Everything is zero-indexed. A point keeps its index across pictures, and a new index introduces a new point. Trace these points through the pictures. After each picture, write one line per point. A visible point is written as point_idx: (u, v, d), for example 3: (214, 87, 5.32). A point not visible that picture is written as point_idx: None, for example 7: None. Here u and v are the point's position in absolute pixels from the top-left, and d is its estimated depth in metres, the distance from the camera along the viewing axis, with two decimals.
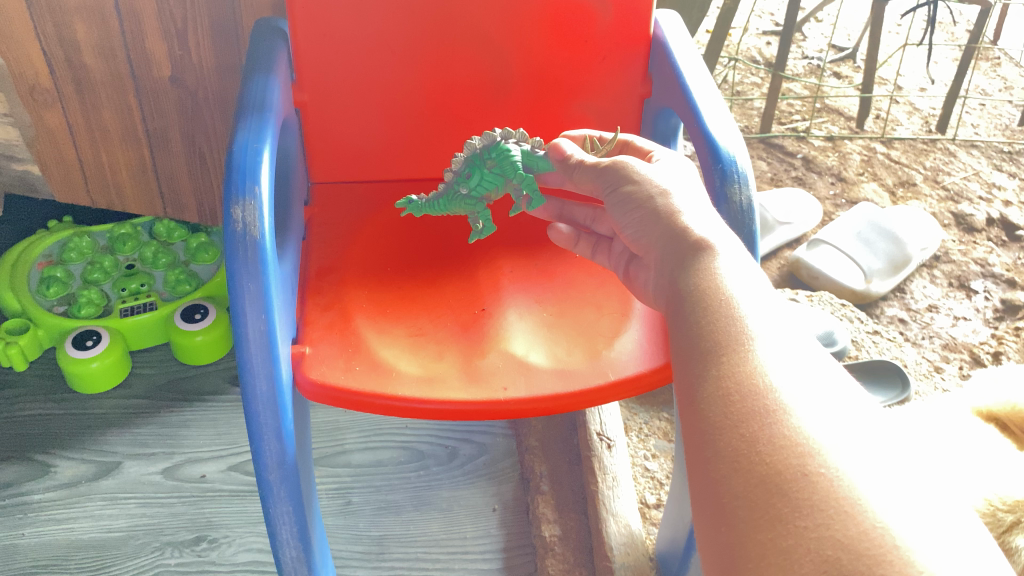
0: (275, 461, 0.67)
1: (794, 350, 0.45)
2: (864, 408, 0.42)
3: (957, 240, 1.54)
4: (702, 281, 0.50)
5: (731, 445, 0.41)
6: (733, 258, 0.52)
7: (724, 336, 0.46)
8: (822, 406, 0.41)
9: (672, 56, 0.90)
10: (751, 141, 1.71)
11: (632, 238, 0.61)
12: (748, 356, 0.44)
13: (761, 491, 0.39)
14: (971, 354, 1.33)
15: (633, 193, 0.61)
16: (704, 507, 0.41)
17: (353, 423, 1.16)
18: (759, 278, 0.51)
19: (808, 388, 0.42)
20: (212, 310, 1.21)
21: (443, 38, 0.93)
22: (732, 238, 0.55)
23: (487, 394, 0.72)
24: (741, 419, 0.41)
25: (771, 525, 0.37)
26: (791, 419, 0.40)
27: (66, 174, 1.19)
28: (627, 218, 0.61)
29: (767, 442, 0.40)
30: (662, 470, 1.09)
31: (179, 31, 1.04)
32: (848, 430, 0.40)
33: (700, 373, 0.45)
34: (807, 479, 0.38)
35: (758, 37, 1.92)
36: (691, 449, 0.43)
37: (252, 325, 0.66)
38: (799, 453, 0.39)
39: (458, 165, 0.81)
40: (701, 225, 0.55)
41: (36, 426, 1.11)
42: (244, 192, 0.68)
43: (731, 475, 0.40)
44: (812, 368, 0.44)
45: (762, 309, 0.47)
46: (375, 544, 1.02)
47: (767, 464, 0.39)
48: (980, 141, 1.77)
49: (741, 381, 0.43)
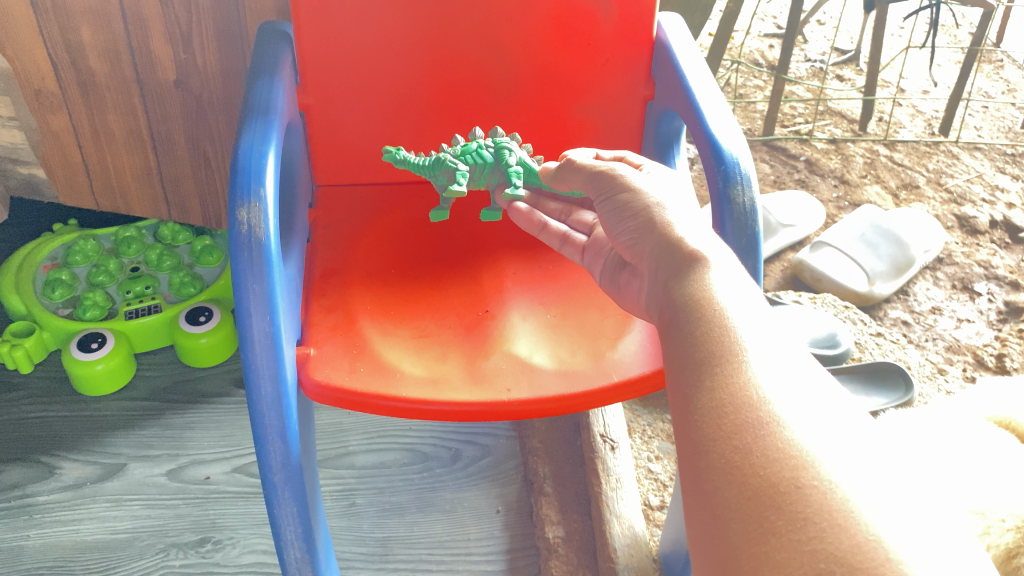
0: (279, 463, 0.67)
1: (787, 362, 0.45)
2: (856, 418, 0.43)
3: (960, 243, 1.53)
4: (697, 292, 0.51)
5: (725, 456, 0.41)
6: (725, 270, 0.52)
7: (718, 347, 0.46)
8: (816, 417, 0.41)
9: (675, 58, 0.90)
10: (754, 144, 1.71)
11: (627, 246, 0.60)
12: (742, 367, 0.44)
13: (754, 504, 0.39)
14: (974, 356, 1.33)
15: (629, 201, 0.60)
16: (698, 520, 0.41)
17: (357, 425, 1.16)
18: (752, 289, 0.51)
19: (801, 399, 0.43)
20: (216, 312, 1.21)
21: (447, 42, 0.93)
22: (726, 251, 0.55)
23: (490, 395, 0.72)
24: (734, 431, 0.41)
25: (765, 538, 0.37)
26: (785, 430, 0.41)
27: (72, 178, 1.20)
28: (623, 225, 0.61)
29: (760, 454, 0.40)
30: (666, 472, 1.09)
31: (184, 35, 1.04)
32: (841, 442, 0.40)
33: (694, 384, 0.45)
34: (801, 491, 0.38)
35: (761, 39, 1.92)
36: (685, 460, 0.43)
37: (257, 326, 0.67)
38: (793, 465, 0.39)
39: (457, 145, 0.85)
40: (695, 237, 0.56)
41: (41, 428, 1.12)
42: (249, 194, 0.68)
43: (725, 487, 0.40)
44: (804, 380, 0.44)
45: (754, 320, 0.48)
46: (379, 546, 1.02)
47: (762, 476, 0.39)
48: (983, 143, 1.77)
49: (735, 394, 0.43)
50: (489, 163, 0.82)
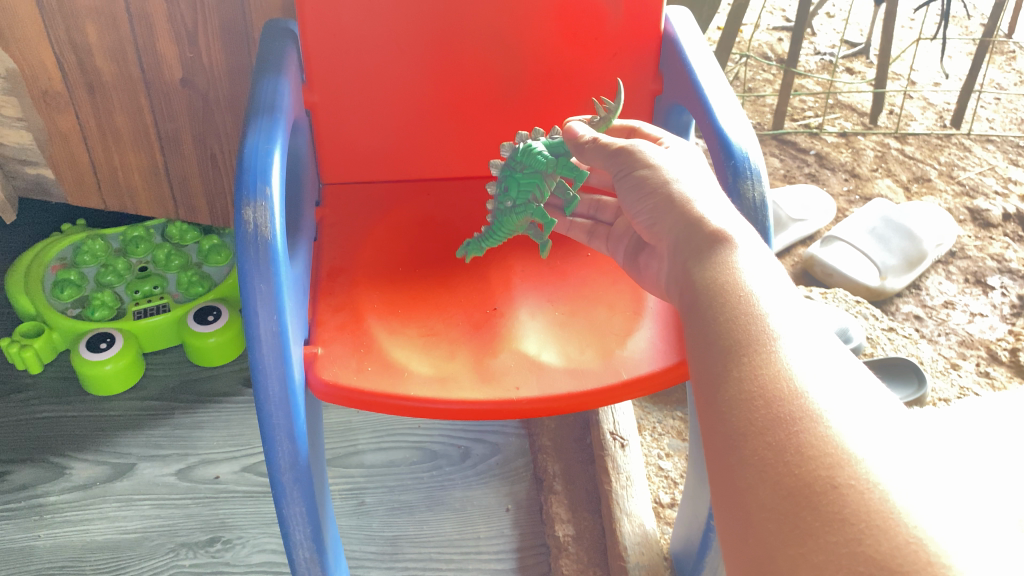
0: (288, 461, 0.67)
1: (817, 349, 0.44)
2: (886, 403, 0.42)
3: (973, 236, 1.52)
4: (720, 276, 0.50)
5: (758, 453, 0.40)
6: (751, 251, 0.52)
7: (745, 335, 0.45)
8: (849, 406, 0.41)
9: (682, 52, 0.90)
10: (763, 138, 1.70)
11: (645, 226, 0.60)
12: (772, 359, 0.44)
13: (791, 504, 0.38)
14: (988, 351, 1.31)
15: (648, 177, 0.59)
16: (729, 520, 0.41)
17: (365, 424, 1.16)
18: (778, 270, 0.51)
19: (835, 390, 0.42)
20: (224, 311, 1.21)
21: (452, 38, 0.93)
22: (748, 229, 0.55)
23: (499, 392, 0.72)
24: (767, 426, 0.41)
25: (801, 540, 0.37)
26: (821, 424, 0.40)
27: (80, 177, 1.21)
28: (640, 204, 0.60)
29: (794, 452, 0.39)
30: (676, 469, 1.08)
31: (190, 33, 1.04)
32: (878, 436, 0.39)
33: (720, 373, 0.45)
34: (838, 491, 0.37)
35: (770, 33, 1.91)
36: (713, 455, 0.43)
37: (264, 323, 0.66)
38: (828, 464, 0.38)
39: (498, 188, 0.80)
40: (716, 216, 0.55)
41: (51, 428, 1.12)
42: (256, 192, 0.68)
43: (760, 485, 0.39)
44: (834, 366, 0.44)
45: (782, 305, 0.47)
46: (388, 545, 1.02)
47: (796, 475, 0.38)
48: (995, 135, 1.75)
49: (766, 386, 0.42)
50: (536, 180, 0.76)
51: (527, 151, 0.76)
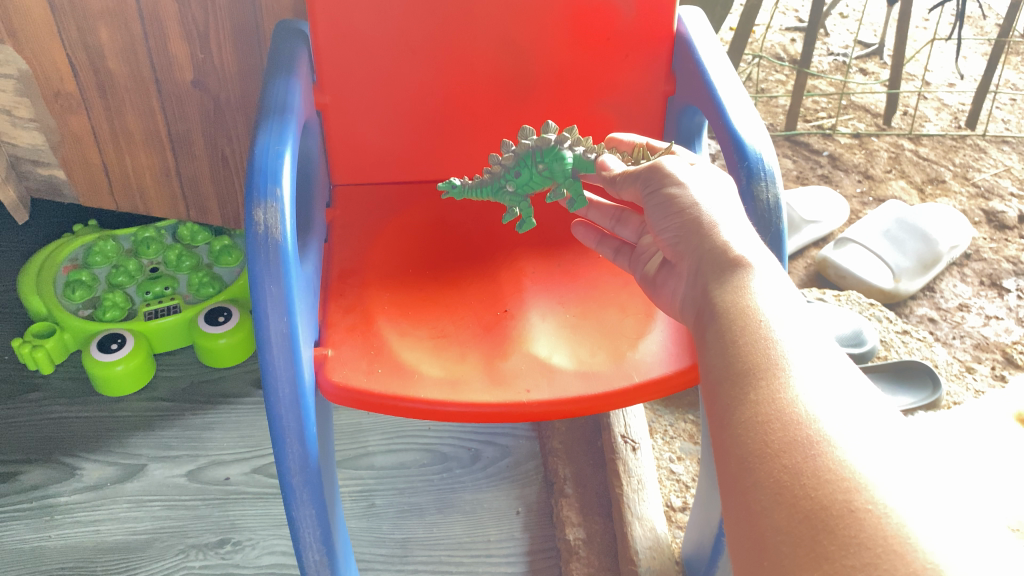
0: (297, 465, 0.67)
1: (833, 374, 0.44)
2: (900, 428, 0.41)
3: (988, 238, 1.50)
4: (738, 300, 0.49)
5: (774, 475, 0.39)
6: (768, 276, 0.51)
7: (761, 359, 0.45)
8: (865, 433, 0.40)
9: (695, 52, 0.89)
10: (776, 139, 1.68)
11: (670, 245, 0.58)
12: (788, 384, 0.43)
13: (807, 527, 0.37)
14: (1003, 354, 1.30)
15: (676, 197, 0.58)
16: (742, 543, 0.40)
17: (375, 426, 1.16)
18: (794, 295, 0.50)
19: (850, 414, 0.41)
20: (235, 313, 1.21)
21: (462, 39, 0.92)
22: (768, 255, 0.54)
23: (510, 395, 0.71)
24: (783, 449, 0.40)
25: (816, 564, 0.36)
26: (838, 449, 0.39)
27: (92, 178, 1.21)
28: (667, 223, 0.58)
29: (811, 475, 0.38)
30: (688, 473, 1.07)
31: (202, 33, 1.04)
32: (893, 462, 0.39)
33: (737, 396, 0.44)
34: (854, 515, 0.36)
35: (782, 34, 1.90)
36: (728, 476, 0.42)
37: (274, 327, 0.66)
38: (845, 488, 0.37)
39: (508, 162, 0.77)
40: (740, 241, 0.54)
41: (62, 428, 1.12)
42: (266, 194, 0.68)
43: (773, 508, 0.38)
44: (849, 390, 0.43)
45: (800, 331, 0.46)
46: (398, 547, 1.01)
47: (813, 498, 0.38)
48: (1011, 136, 1.73)
49: (782, 410, 0.41)
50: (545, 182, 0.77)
51: (557, 160, 0.74)
